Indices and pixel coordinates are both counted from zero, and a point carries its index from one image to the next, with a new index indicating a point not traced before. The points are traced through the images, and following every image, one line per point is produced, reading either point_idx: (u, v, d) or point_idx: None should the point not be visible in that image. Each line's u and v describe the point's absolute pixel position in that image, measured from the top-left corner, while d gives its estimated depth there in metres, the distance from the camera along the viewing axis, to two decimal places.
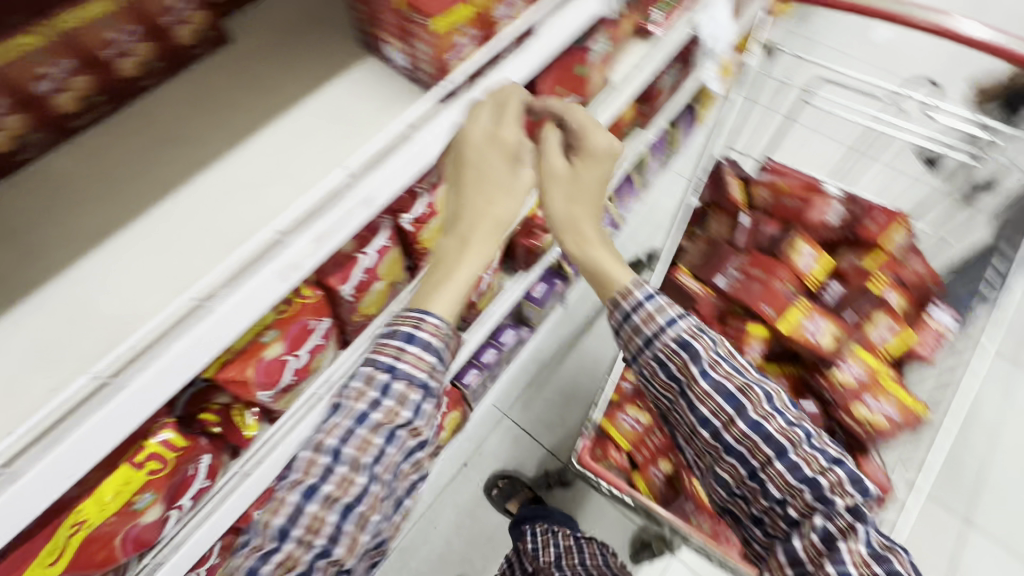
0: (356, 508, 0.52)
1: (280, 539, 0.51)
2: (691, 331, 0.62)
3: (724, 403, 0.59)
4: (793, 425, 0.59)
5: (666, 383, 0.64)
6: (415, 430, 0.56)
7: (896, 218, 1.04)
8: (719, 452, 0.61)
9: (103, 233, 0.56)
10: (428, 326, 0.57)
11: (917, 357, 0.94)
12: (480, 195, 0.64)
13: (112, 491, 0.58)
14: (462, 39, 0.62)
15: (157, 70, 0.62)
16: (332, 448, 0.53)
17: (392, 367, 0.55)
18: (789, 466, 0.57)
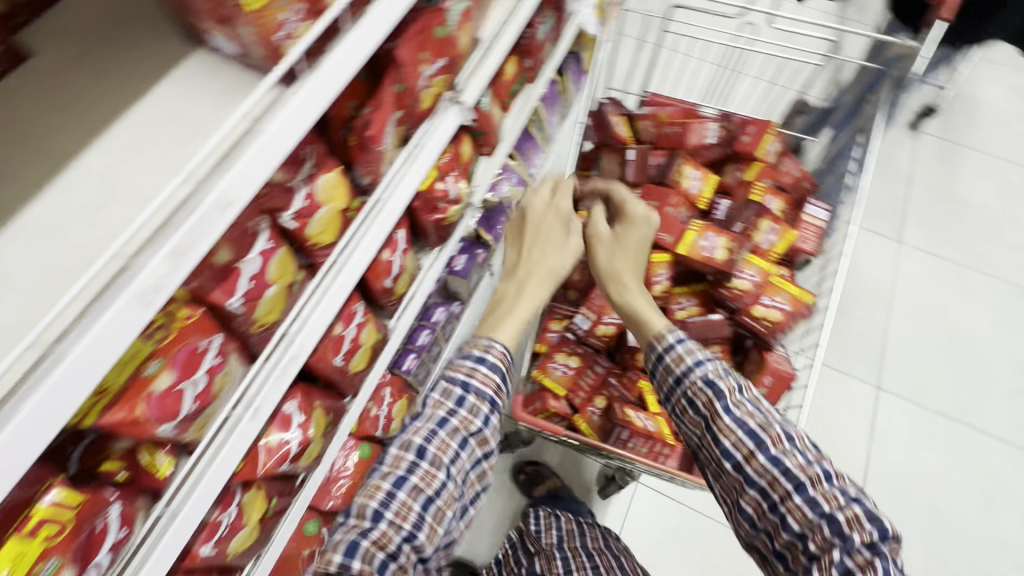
0: (434, 498, 0.77)
1: (378, 518, 0.75)
2: (715, 372, 0.75)
3: (745, 438, 0.71)
4: (811, 464, 0.67)
5: (695, 420, 0.76)
6: (480, 439, 0.82)
7: (766, 128, 1.10)
8: (743, 490, 0.71)
9: None
10: (495, 354, 0.85)
11: (803, 253, 1.03)
12: (536, 253, 0.95)
13: (8, 567, 0.53)
14: (287, 14, 0.58)
15: None
16: (420, 448, 0.78)
17: (465, 384, 0.83)
18: (806, 500, 0.65)
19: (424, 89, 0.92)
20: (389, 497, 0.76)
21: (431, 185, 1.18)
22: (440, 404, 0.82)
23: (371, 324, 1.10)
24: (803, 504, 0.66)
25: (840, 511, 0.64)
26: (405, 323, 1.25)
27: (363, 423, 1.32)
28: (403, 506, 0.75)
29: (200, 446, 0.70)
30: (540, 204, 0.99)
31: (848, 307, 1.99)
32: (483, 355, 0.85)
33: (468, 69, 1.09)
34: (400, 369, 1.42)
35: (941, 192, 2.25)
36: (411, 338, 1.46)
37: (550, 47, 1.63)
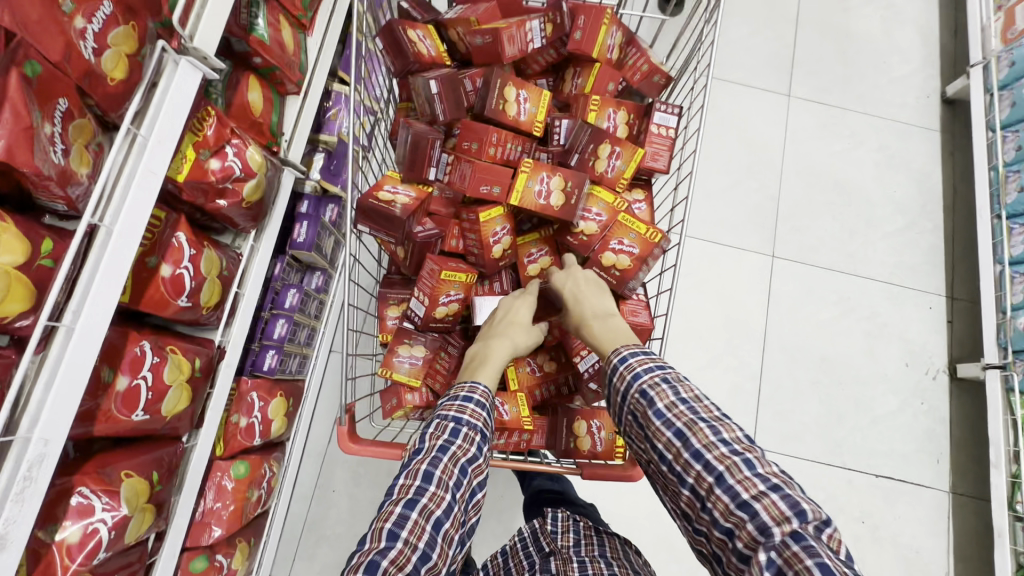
0: (444, 522, 0.66)
1: (393, 539, 0.63)
2: (648, 379, 0.70)
3: (672, 438, 0.66)
4: (733, 455, 0.63)
5: (634, 429, 0.71)
6: (477, 467, 0.72)
7: (602, 16, 0.87)
8: (677, 491, 0.67)
9: None
10: (480, 391, 0.76)
11: (656, 172, 0.91)
12: (500, 319, 0.84)
13: None
14: None
15: None
16: (426, 472, 0.68)
17: (458, 416, 0.72)
18: (726, 492, 0.62)
19: (101, 54, 0.65)
20: (402, 518, 0.65)
21: (196, 166, 0.91)
22: (437, 432, 0.71)
23: (172, 356, 0.90)
24: (725, 499, 0.62)
25: (758, 500, 0.60)
26: (240, 330, 1.07)
27: (233, 441, 1.17)
28: (416, 524, 0.65)
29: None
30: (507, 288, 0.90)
31: (739, 178, 1.92)
32: (470, 389, 0.76)
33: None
34: (261, 369, 1.25)
35: (826, 30, 2.10)
36: (266, 332, 1.27)
37: None
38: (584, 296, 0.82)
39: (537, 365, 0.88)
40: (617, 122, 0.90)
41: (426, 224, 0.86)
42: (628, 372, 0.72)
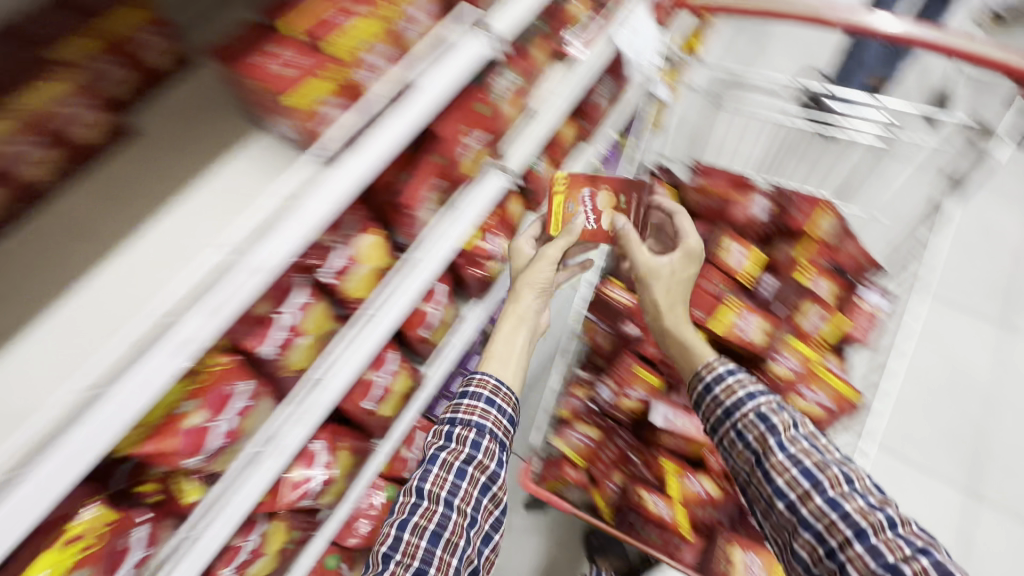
0: (442, 530, 0.77)
1: (391, 552, 0.75)
2: (767, 406, 0.74)
3: (799, 477, 0.69)
4: (873, 510, 0.65)
5: (743, 453, 0.76)
6: (477, 465, 0.82)
7: (820, 205, 1.05)
8: (797, 529, 0.69)
9: (9, 332, 0.58)
10: (475, 383, 0.89)
11: (853, 341, 1.00)
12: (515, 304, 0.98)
13: (48, 566, 0.59)
14: (326, 108, 0.67)
15: (62, 171, 0.70)
16: (416, 487, 0.80)
17: (452, 419, 0.86)
18: (867, 549, 0.63)
19: (466, 157, 0.99)
20: (395, 539, 0.76)
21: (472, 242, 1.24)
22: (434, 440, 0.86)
23: (404, 372, 1.16)
24: (863, 555, 0.63)
25: (906, 562, 0.61)
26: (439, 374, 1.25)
27: (392, 464, 1.35)
28: (411, 542, 0.76)
29: (223, 479, 0.72)
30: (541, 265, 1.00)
31: (934, 396, 1.75)
32: (469, 387, 0.88)
33: (515, 134, 1.13)
34: (434, 415, 1.47)
35: None
36: (447, 384, 1.49)
37: (610, 108, 1.64)
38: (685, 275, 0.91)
39: (702, 487, 0.92)
40: (826, 289, 1.01)
41: (629, 325, 1.04)
42: (741, 390, 0.77)
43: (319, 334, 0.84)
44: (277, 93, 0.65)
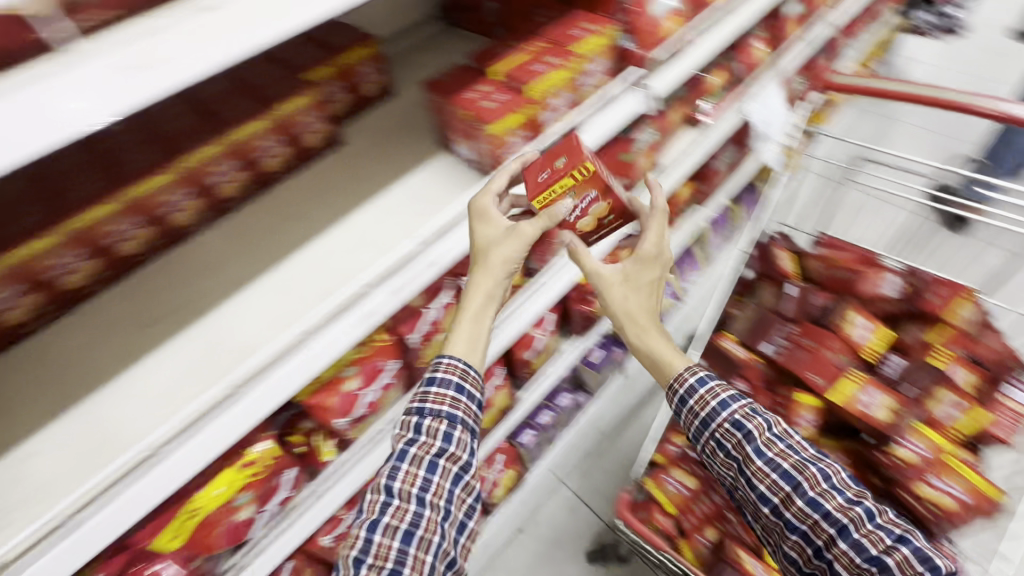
0: (416, 530, 0.66)
1: (359, 563, 0.63)
2: (741, 413, 0.77)
3: (781, 482, 0.72)
4: (852, 505, 0.68)
5: (726, 461, 0.78)
6: (450, 456, 0.70)
7: (962, 292, 1.01)
8: (784, 530, 0.73)
9: (244, 281, 0.73)
10: (444, 368, 0.72)
11: (994, 438, 0.92)
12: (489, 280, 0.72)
13: (225, 485, 0.68)
14: (515, 138, 0.75)
15: (291, 166, 0.87)
16: (386, 486, 0.68)
17: (420, 409, 0.71)
18: (851, 545, 0.67)
19: None
20: (366, 542, 0.65)
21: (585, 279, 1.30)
22: (401, 433, 0.72)
23: (506, 389, 1.20)
24: (848, 549, 0.67)
25: (888, 554, 0.64)
26: (533, 398, 1.31)
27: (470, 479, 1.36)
28: (383, 543, 0.64)
29: (353, 447, 0.83)
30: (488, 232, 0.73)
31: None
32: (435, 370, 0.72)
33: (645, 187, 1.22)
34: (517, 441, 1.44)
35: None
36: (534, 415, 1.50)
37: (726, 175, 1.69)
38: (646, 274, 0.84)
39: None
40: (962, 377, 0.96)
41: (738, 381, 1.05)
42: (715, 399, 0.79)
43: (453, 333, 0.93)
44: (485, 123, 0.72)
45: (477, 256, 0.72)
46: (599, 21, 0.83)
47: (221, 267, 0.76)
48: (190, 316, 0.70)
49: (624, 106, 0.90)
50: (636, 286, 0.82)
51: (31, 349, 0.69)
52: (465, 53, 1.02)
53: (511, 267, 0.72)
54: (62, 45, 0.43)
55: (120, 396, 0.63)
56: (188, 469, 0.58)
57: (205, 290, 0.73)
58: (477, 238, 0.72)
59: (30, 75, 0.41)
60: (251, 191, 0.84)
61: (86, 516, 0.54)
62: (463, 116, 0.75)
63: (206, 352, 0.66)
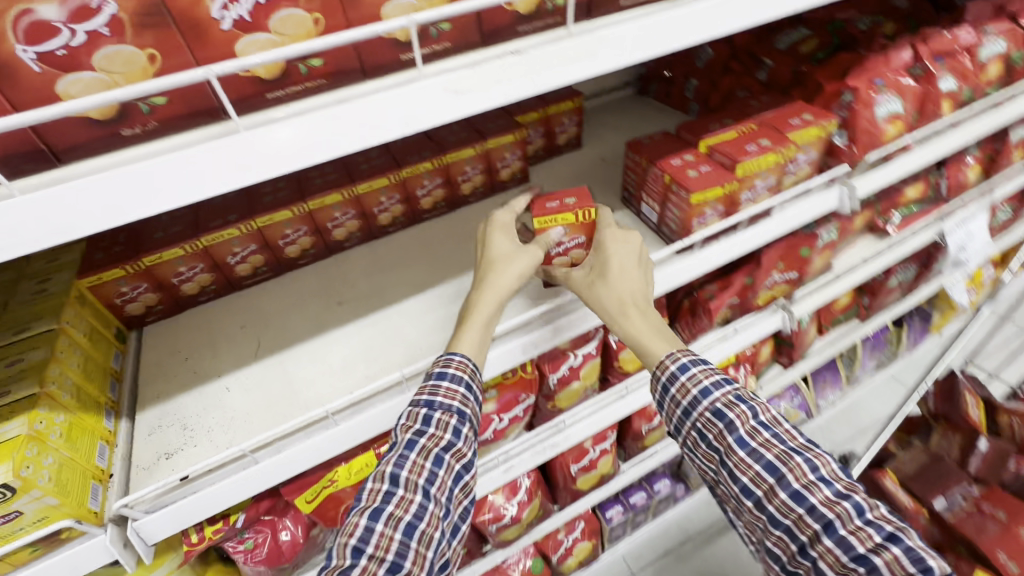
0: (419, 523, 0.55)
1: (358, 553, 0.51)
2: (723, 398, 0.61)
3: (763, 473, 0.56)
4: (840, 500, 0.52)
5: (707, 454, 0.61)
6: (457, 452, 0.61)
7: None
8: (765, 528, 0.56)
9: (424, 284, 0.80)
10: (456, 365, 0.63)
11: None
12: (502, 278, 0.68)
13: (360, 466, 0.70)
14: (709, 210, 0.74)
15: (480, 193, 0.94)
16: (391, 474, 0.56)
17: (429, 402, 0.61)
18: (837, 543, 0.51)
19: (764, 289, 1.01)
20: (366, 530, 0.53)
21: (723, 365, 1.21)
22: (405, 424, 0.61)
23: (611, 454, 1.13)
24: (834, 549, 0.51)
25: (877, 553, 0.49)
26: (634, 473, 1.24)
27: (546, 538, 1.28)
28: (385, 533, 0.53)
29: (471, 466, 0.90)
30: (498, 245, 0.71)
31: None
32: (447, 365, 0.63)
33: (810, 286, 1.14)
34: (603, 513, 1.35)
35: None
36: (626, 491, 1.39)
37: (898, 292, 1.51)
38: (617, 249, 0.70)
39: None
40: None
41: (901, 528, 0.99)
42: (696, 386, 0.62)
43: (586, 385, 0.92)
44: (687, 191, 0.71)
45: (483, 270, 0.69)
46: (820, 114, 0.80)
47: (405, 267, 0.83)
48: (374, 303, 0.78)
49: (821, 201, 0.86)
50: (608, 271, 0.69)
51: (245, 299, 0.82)
52: (658, 122, 1.05)
53: (513, 276, 0.68)
54: (423, 61, 0.42)
55: (304, 360, 0.71)
56: (345, 442, 0.63)
57: (391, 285, 0.80)
58: (491, 249, 0.70)
59: (391, 82, 0.42)
60: (444, 208, 0.92)
61: (261, 457, 0.61)
62: (662, 179, 0.75)
63: (381, 340, 0.72)
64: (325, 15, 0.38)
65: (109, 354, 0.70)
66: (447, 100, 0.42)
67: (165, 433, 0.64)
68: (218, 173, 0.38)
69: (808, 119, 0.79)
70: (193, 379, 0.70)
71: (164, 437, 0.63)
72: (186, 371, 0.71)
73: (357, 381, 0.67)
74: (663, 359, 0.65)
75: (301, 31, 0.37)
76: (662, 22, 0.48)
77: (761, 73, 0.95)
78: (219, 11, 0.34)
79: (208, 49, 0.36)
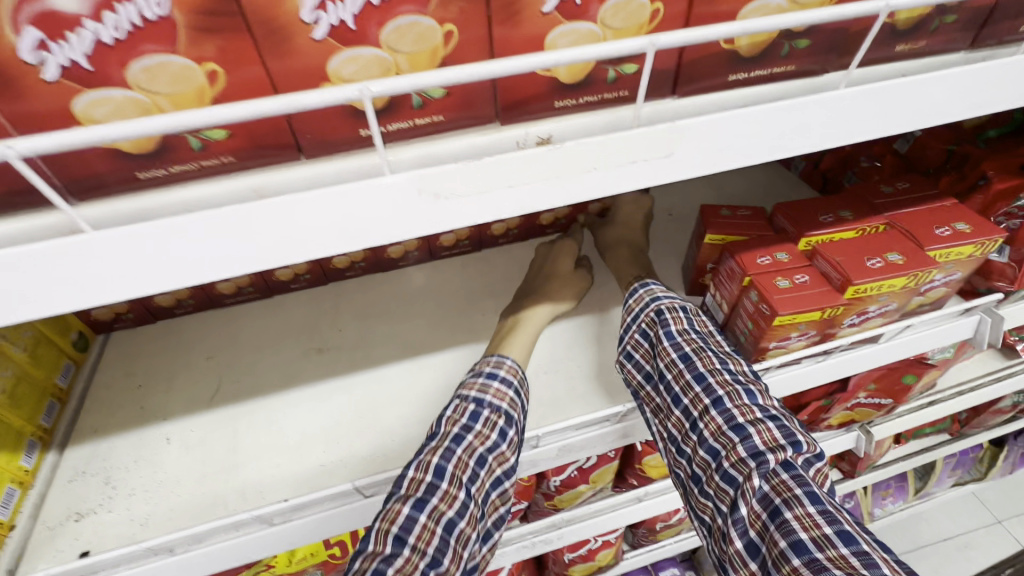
0: (459, 521, 0.47)
1: (399, 544, 0.43)
2: (666, 297, 0.57)
3: (676, 357, 0.52)
4: (735, 381, 0.49)
5: (635, 352, 0.57)
6: (501, 456, 0.51)
7: None
8: (665, 412, 0.52)
9: (419, 347, 0.66)
10: (507, 368, 0.56)
11: None
12: (554, 290, 0.66)
13: (301, 555, 0.60)
14: (796, 334, 0.56)
15: (513, 234, 0.79)
16: (437, 465, 0.48)
17: (477, 401, 0.53)
18: (722, 414, 0.47)
19: (843, 411, 0.80)
20: (409, 520, 0.45)
21: None
22: (452, 412, 0.52)
23: (614, 548, 0.97)
24: (718, 419, 0.47)
25: (758, 427, 0.46)
26: (636, 565, 1.07)
27: None
28: (428, 526, 0.45)
29: None
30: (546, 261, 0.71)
31: None
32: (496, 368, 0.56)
33: (906, 410, 0.91)
34: None
35: None
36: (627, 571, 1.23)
37: (1007, 414, 1.23)
38: (630, 218, 0.73)
39: None
40: None
41: None
42: (647, 296, 0.59)
43: (595, 487, 0.76)
44: (769, 309, 0.53)
45: (538, 285, 0.67)
46: (981, 226, 0.57)
47: (406, 318, 0.70)
48: (356, 361, 0.65)
49: (948, 333, 0.64)
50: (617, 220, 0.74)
51: (225, 320, 0.71)
52: (750, 177, 0.84)
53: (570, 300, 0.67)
54: (390, 142, 0.28)
55: (259, 422, 0.59)
56: (275, 546, 0.52)
57: (382, 338, 0.68)
58: (545, 268, 0.69)
59: (340, 173, 0.27)
60: (467, 245, 0.77)
61: (174, 547, 0.50)
62: (738, 279, 0.57)
63: (351, 415, 0.59)
64: (225, 67, 0.27)
65: (55, 369, 0.60)
66: (419, 208, 0.28)
67: (85, 485, 0.55)
68: (51, 288, 0.25)
69: (960, 230, 0.57)
70: (139, 418, 0.61)
71: (84, 490, 0.54)
72: (133, 405, 0.62)
73: (308, 468, 0.55)
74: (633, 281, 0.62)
75: (184, 88, 0.27)
76: (783, 114, 0.30)
77: (899, 144, 0.73)
78: (34, 52, 0.24)
79: (31, 99, 0.25)
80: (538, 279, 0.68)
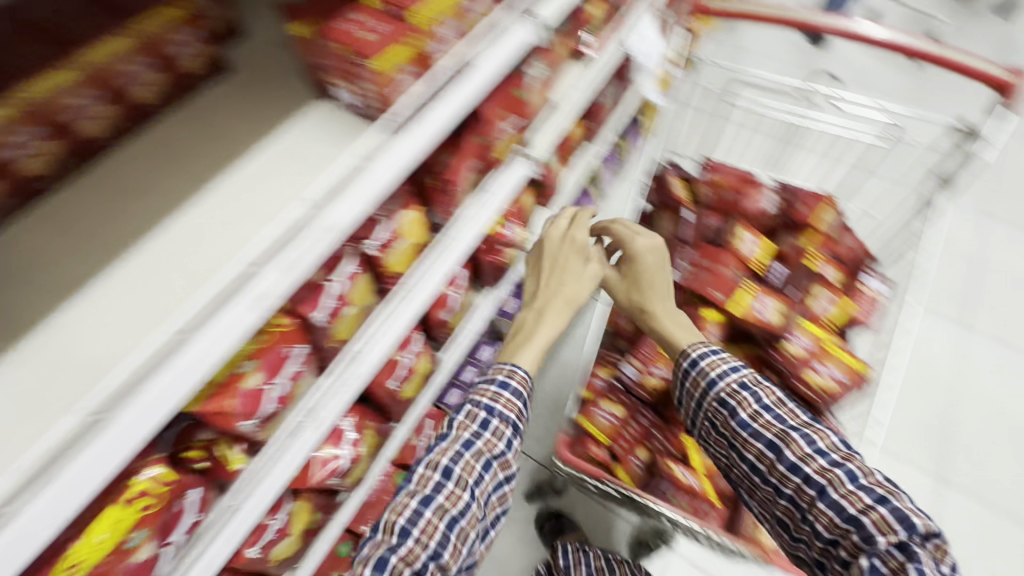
0: (460, 519, 0.65)
1: (405, 534, 0.63)
2: (728, 391, 0.74)
3: (764, 450, 0.70)
4: (833, 468, 0.65)
5: (718, 439, 0.76)
6: (504, 462, 0.72)
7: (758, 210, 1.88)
8: (773, 499, 0.71)
9: (81, 281, 0.58)
10: (518, 378, 0.77)
11: (858, 323, 1.04)
12: (561, 293, 0.90)
13: (106, 529, 0.57)
14: (402, 75, 0.68)
15: (123, 129, 0.70)
16: (444, 468, 0.68)
17: (489, 408, 0.73)
18: (830, 505, 0.64)
19: (498, 143, 1.01)
20: (416, 513, 0.64)
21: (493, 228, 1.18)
22: (466, 423, 0.72)
23: (427, 352, 1.11)
24: (828, 512, 0.64)
25: (864, 512, 0.61)
26: (455, 358, 1.19)
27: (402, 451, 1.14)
28: (431, 521, 0.64)
29: (271, 445, 0.70)
30: (557, 243, 0.96)
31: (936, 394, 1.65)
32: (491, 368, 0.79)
33: (540, 122, 1.16)
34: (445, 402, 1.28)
35: (1018, 253, 1.95)
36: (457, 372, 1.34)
37: (611, 110, 1.70)
38: (643, 247, 0.95)
39: None
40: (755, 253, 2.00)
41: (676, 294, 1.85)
42: (703, 380, 0.77)
43: (363, 306, 0.84)
44: (364, 57, 0.66)
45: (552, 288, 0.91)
46: None
47: (47, 267, 0.59)
48: (10, 335, 0.54)
49: (512, 42, 0.79)
50: (639, 256, 0.94)
51: None
52: None
53: (579, 297, 0.90)
54: None
55: None
56: (48, 530, 0.43)
57: (26, 301, 0.56)
58: (562, 269, 0.93)
59: None
60: (72, 163, 0.66)
61: None
62: (336, 53, 0.67)
63: (46, 374, 0.52)
64: None
65: None
66: None
67: None
68: None
69: None
70: None
71: None
72: None
73: (26, 444, 0.48)
74: (680, 360, 0.81)
75: None
76: None
77: None
78: None
79: None
80: (555, 275, 0.93)
